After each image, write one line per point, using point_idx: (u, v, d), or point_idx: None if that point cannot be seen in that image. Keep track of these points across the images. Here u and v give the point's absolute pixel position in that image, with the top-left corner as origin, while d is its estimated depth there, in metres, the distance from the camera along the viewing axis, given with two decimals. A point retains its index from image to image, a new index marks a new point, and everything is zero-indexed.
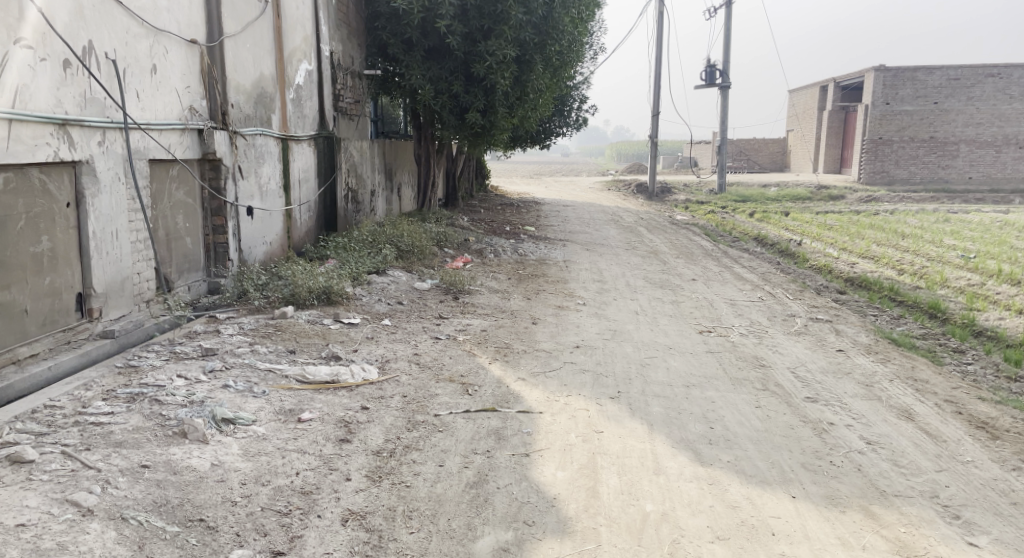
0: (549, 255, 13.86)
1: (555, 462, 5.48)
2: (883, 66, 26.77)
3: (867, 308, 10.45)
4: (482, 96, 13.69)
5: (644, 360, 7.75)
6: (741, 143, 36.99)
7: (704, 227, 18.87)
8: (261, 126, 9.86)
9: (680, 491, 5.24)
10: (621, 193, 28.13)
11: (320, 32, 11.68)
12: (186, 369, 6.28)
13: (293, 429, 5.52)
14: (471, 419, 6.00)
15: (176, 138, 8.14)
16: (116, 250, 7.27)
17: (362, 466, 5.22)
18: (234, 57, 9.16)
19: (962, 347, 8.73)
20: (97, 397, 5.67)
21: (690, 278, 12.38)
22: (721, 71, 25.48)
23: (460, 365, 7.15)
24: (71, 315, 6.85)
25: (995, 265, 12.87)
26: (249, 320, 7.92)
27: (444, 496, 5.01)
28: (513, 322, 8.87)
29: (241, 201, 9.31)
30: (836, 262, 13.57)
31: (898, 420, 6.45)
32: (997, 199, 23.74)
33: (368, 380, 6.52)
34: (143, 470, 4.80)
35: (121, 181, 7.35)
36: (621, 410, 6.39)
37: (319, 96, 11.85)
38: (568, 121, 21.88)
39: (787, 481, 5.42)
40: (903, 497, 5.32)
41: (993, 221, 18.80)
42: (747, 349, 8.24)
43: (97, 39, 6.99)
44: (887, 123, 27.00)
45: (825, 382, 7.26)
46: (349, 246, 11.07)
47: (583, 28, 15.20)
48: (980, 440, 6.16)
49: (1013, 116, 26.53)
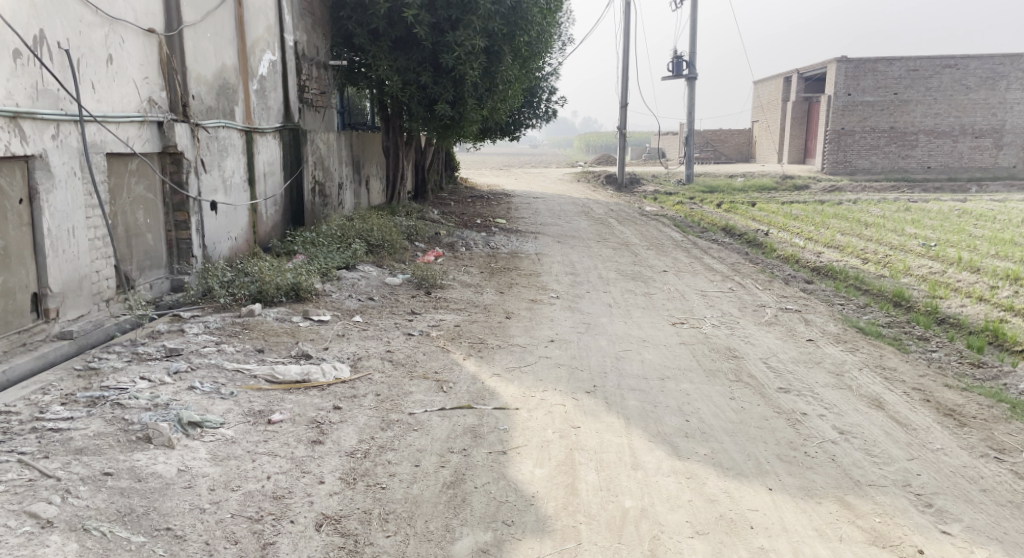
0: (521, 248, 13.76)
1: (532, 458, 5.38)
2: (845, 57, 26.93)
3: (834, 298, 10.47)
4: (450, 87, 13.54)
5: (619, 353, 7.68)
6: (708, 134, 37.13)
7: (672, 218, 18.85)
8: (225, 118, 9.64)
9: (657, 486, 5.16)
10: (590, 185, 28.07)
11: (283, 22, 11.43)
12: (149, 371, 6.08)
13: (263, 431, 5.36)
14: (446, 417, 5.88)
15: (134, 130, 7.91)
16: (73, 248, 7.04)
17: (336, 468, 5.08)
18: (195, 47, 8.93)
19: (927, 335, 8.76)
20: (56, 401, 5.47)
21: (661, 269, 12.33)
22: (688, 63, 25.50)
23: (434, 362, 7.03)
24: (26, 316, 6.63)
25: (956, 253, 12.99)
26: (216, 318, 7.73)
27: (421, 497, 4.89)
28: (486, 316, 8.76)
29: (204, 196, 9.08)
30: (802, 252, 13.62)
31: (869, 409, 6.44)
32: (956, 187, 24.06)
33: (340, 379, 6.37)
34: (105, 477, 4.63)
35: (77, 175, 7.12)
36: (597, 404, 6.31)
37: (284, 87, 11.62)
38: (537, 112, 21.78)
39: (763, 473, 5.37)
40: (877, 486, 5.29)
41: (952, 210, 19.03)
42: (720, 340, 8.20)
43: (48, 28, 6.75)
44: (848, 114, 27.18)
45: (797, 372, 7.25)
46: (317, 241, 10.88)
47: (551, 19, 15.07)
48: (948, 427, 6.16)
49: (969, 106, 26.87)
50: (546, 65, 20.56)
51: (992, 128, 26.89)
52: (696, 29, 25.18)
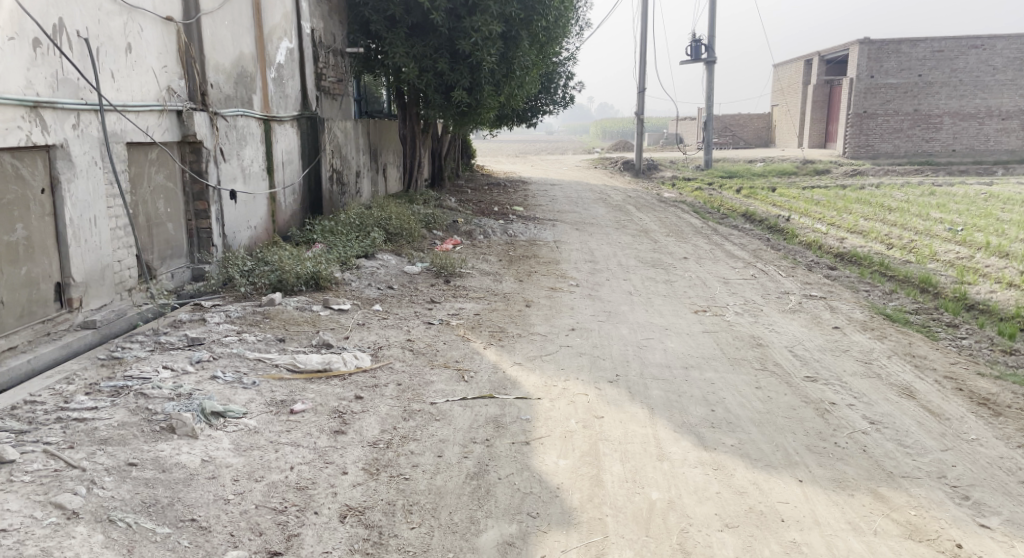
0: (539, 235, 13.69)
1: (557, 449, 5.34)
2: (868, 39, 26.59)
3: (858, 284, 10.34)
4: (467, 73, 13.45)
5: (641, 341, 7.61)
6: (727, 119, 36.81)
7: (692, 204, 18.72)
8: (243, 106, 9.62)
9: (685, 478, 5.10)
10: (607, 172, 27.91)
11: (300, 9, 11.39)
12: (172, 360, 6.08)
13: (285, 421, 5.35)
14: (468, 407, 5.84)
15: (154, 120, 7.90)
16: (95, 238, 7.05)
17: (358, 458, 5.06)
18: (213, 35, 8.89)
19: (956, 322, 8.63)
20: (80, 391, 5.47)
21: (682, 257, 12.23)
22: (706, 47, 25.26)
23: (455, 351, 6.99)
24: (50, 306, 6.63)
25: (983, 238, 12.81)
26: (236, 307, 7.72)
27: (445, 488, 4.86)
28: (506, 305, 8.71)
29: (223, 184, 9.07)
30: (825, 237, 13.48)
31: (900, 398, 6.35)
32: (982, 171, 23.76)
33: (360, 368, 6.34)
34: (129, 468, 4.63)
35: (98, 165, 7.11)
36: (620, 394, 6.25)
37: (301, 75, 11.58)
38: (554, 99, 21.65)
39: (793, 464, 5.30)
40: (910, 478, 5.22)
41: (978, 193, 18.77)
42: (743, 329, 8.11)
43: (68, 17, 6.73)
44: (871, 97, 26.87)
45: (824, 360, 7.16)
46: (336, 229, 10.86)
47: (569, 3, 14.94)
48: (982, 417, 6.06)
49: (996, 88, 26.55)
50: (563, 51, 20.42)
51: (1019, 110, 26.51)
52: (715, 12, 24.90)
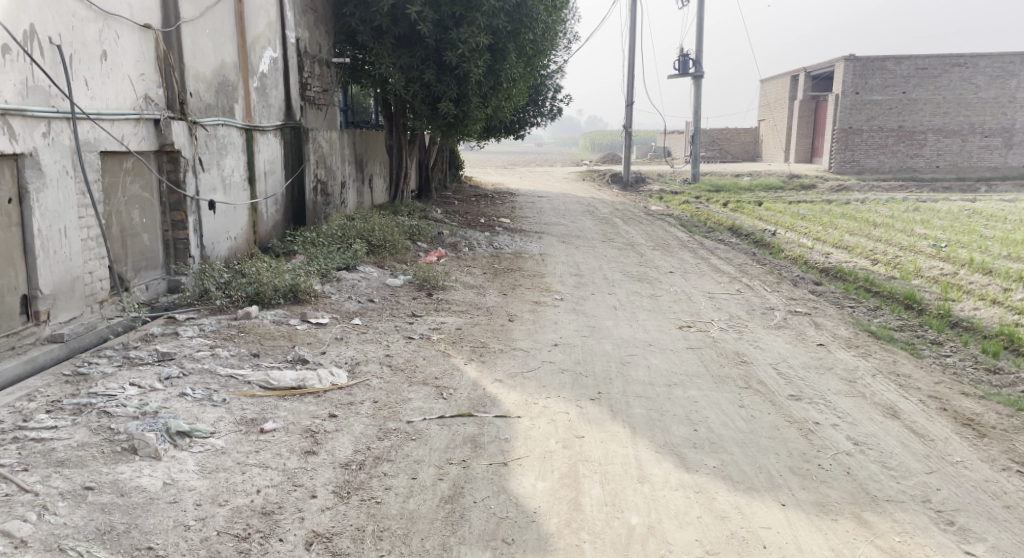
0: (524, 248, 13.55)
1: (534, 471, 5.18)
2: (853, 55, 26.63)
3: (843, 300, 10.23)
4: (454, 84, 13.33)
5: (625, 358, 7.46)
6: (714, 133, 36.83)
7: (678, 218, 18.63)
8: (224, 115, 9.44)
9: (664, 502, 4.95)
10: (595, 184, 27.86)
11: (285, 18, 11.24)
12: (139, 376, 5.89)
13: (255, 441, 5.18)
14: (445, 426, 5.68)
15: (130, 128, 7.72)
16: (64, 249, 6.85)
17: (329, 481, 4.88)
18: (193, 43, 8.73)
19: (940, 339, 8.53)
20: (41, 409, 5.28)
21: (667, 271, 12.11)
22: (694, 62, 25.28)
23: (434, 367, 6.83)
24: (15, 319, 6.45)
25: (967, 254, 12.74)
26: (211, 320, 7.54)
27: (417, 512, 4.70)
28: (489, 319, 8.56)
29: (202, 195, 8.89)
30: (810, 252, 13.38)
31: (884, 418, 6.22)
32: (965, 188, 23.79)
33: (336, 385, 6.16)
34: (86, 492, 4.46)
35: (69, 174, 6.93)
36: (601, 412, 6.10)
37: (285, 85, 11.43)
38: (542, 111, 21.56)
39: (775, 487, 5.16)
40: (894, 502, 5.08)
41: (962, 210, 18.73)
42: (728, 345, 7.98)
43: (40, 23, 6.57)
44: (857, 113, 26.90)
45: (808, 379, 7.02)
46: (317, 241, 10.69)
47: (556, 17, 14.85)
48: (968, 438, 5.93)
49: (979, 106, 26.64)
50: (551, 63, 20.35)
51: (1002, 127, 26.63)
52: (702, 27, 24.94)
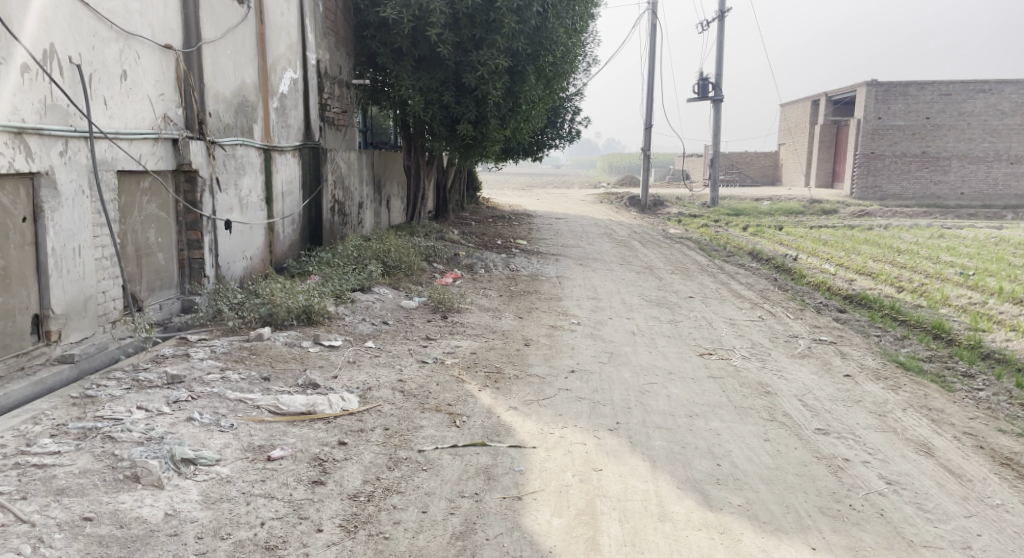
0: (543, 270, 13.38)
1: (550, 507, 5.00)
2: (875, 81, 26.41)
3: (869, 329, 9.99)
4: (474, 106, 13.25)
5: (644, 386, 7.27)
6: (733, 156, 36.62)
7: (698, 241, 18.41)
8: (242, 136, 9.37)
9: (688, 543, 4.77)
10: (612, 206, 27.66)
11: (306, 40, 11.22)
12: (147, 399, 5.76)
13: (261, 469, 5.03)
14: (458, 456, 5.51)
15: (148, 148, 7.65)
16: (78, 268, 6.76)
17: (335, 513, 4.72)
18: (213, 63, 8.68)
19: (971, 371, 8.28)
20: (45, 433, 5.15)
21: (687, 295, 11.92)
22: (714, 85, 25.15)
23: (448, 393, 6.66)
24: (25, 339, 6.35)
25: (996, 283, 12.46)
26: (222, 342, 7.42)
27: (428, 550, 4.53)
28: (504, 343, 8.40)
29: (218, 214, 8.79)
30: (834, 278, 13.14)
31: (917, 455, 5.99)
32: (990, 215, 23.46)
33: (347, 411, 6.00)
34: (84, 523, 4.36)
35: (85, 193, 6.86)
36: (620, 444, 5.91)
37: (304, 105, 11.38)
38: (561, 133, 21.47)
39: (804, 529, 4.96)
40: (932, 548, 4.88)
41: (988, 237, 18.41)
42: (750, 374, 7.77)
43: (60, 43, 6.52)
44: (879, 138, 26.64)
45: (835, 412, 6.79)
46: (333, 261, 10.58)
47: (577, 39, 14.73)
48: (1007, 479, 5.69)
49: (1004, 132, 26.31)
50: (570, 85, 20.29)
51: None
52: (723, 51, 24.80)
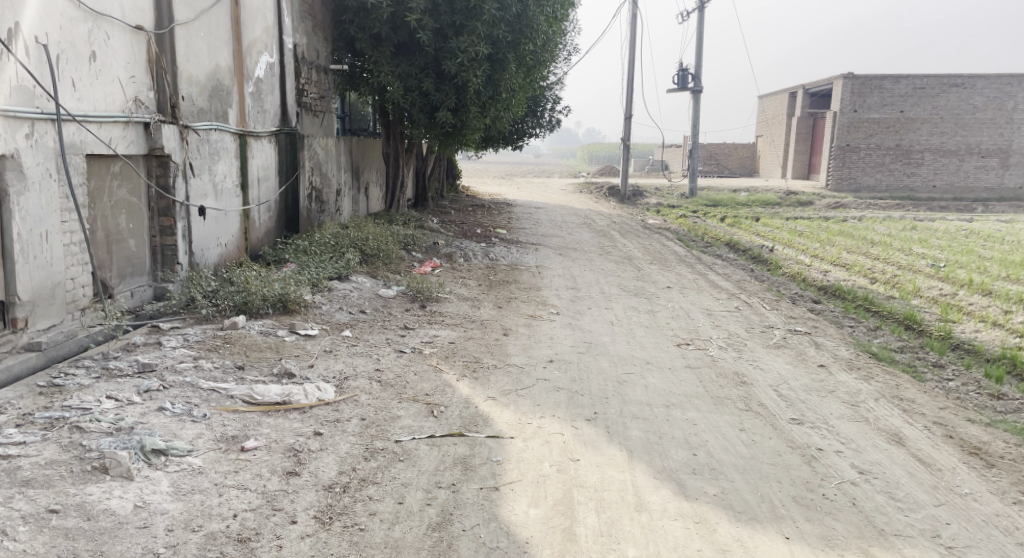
0: (521, 260, 13.32)
1: (527, 497, 4.96)
2: (852, 73, 26.50)
3: (843, 320, 10.03)
4: (453, 93, 13.15)
5: (622, 376, 7.24)
6: (711, 147, 36.70)
7: (676, 232, 18.42)
8: (217, 121, 9.23)
9: (663, 533, 4.75)
10: (592, 197, 27.64)
11: (281, 23, 11.05)
12: (118, 389, 5.65)
13: (234, 460, 4.95)
14: (435, 446, 5.46)
15: (119, 131, 7.50)
16: (45, 254, 6.62)
17: (310, 505, 4.66)
18: (187, 46, 8.53)
19: (941, 361, 8.34)
20: (11, 423, 5.05)
21: (665, 286, 11.92)
22: (693, 76, 25.14)
23: (425, 383, 6.59)
24: None
25: (966, 275, 12.57)
26: (195, 330, 7.31)
27: (403, 541, 4.48)
28: (482, 333, 8.34)
29: (192, 200, 8.66)
30: (808, 270, 13.19)
31: (889, 445, 6.00)
32: (962, 207, 23.65)
33: (323, 401, 5.92)
34: (50, 516, 4.27)
35: (53, 177, 6.71)
36: (597, 434, 5.88)
37: (280, 90, 11.22)
38: (541, 122, 21.37)
39: (779, 519, 4.95)
40: (903, 537, 4.89)
41: (959, 230, 18.56)
42: (728, 364, 7.76)
43: (26, 22, 6.37)
44: (855, 130, 26.76)
45: (810, 402, 6.80)
46: (310, 249, 10.46)
47: (557, 28, 14.64)
48: (975, 468, 5.72)
49: (976, 126, 26.54)
50: (550, 74, 20.19)
51: (998, 148, 26.55)
52: (702, 42, 24.80)
